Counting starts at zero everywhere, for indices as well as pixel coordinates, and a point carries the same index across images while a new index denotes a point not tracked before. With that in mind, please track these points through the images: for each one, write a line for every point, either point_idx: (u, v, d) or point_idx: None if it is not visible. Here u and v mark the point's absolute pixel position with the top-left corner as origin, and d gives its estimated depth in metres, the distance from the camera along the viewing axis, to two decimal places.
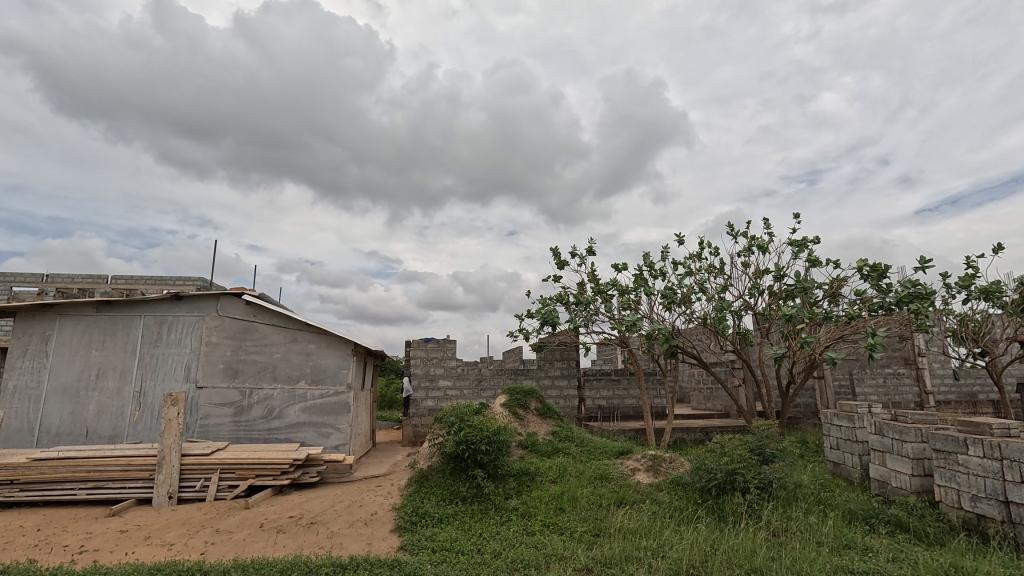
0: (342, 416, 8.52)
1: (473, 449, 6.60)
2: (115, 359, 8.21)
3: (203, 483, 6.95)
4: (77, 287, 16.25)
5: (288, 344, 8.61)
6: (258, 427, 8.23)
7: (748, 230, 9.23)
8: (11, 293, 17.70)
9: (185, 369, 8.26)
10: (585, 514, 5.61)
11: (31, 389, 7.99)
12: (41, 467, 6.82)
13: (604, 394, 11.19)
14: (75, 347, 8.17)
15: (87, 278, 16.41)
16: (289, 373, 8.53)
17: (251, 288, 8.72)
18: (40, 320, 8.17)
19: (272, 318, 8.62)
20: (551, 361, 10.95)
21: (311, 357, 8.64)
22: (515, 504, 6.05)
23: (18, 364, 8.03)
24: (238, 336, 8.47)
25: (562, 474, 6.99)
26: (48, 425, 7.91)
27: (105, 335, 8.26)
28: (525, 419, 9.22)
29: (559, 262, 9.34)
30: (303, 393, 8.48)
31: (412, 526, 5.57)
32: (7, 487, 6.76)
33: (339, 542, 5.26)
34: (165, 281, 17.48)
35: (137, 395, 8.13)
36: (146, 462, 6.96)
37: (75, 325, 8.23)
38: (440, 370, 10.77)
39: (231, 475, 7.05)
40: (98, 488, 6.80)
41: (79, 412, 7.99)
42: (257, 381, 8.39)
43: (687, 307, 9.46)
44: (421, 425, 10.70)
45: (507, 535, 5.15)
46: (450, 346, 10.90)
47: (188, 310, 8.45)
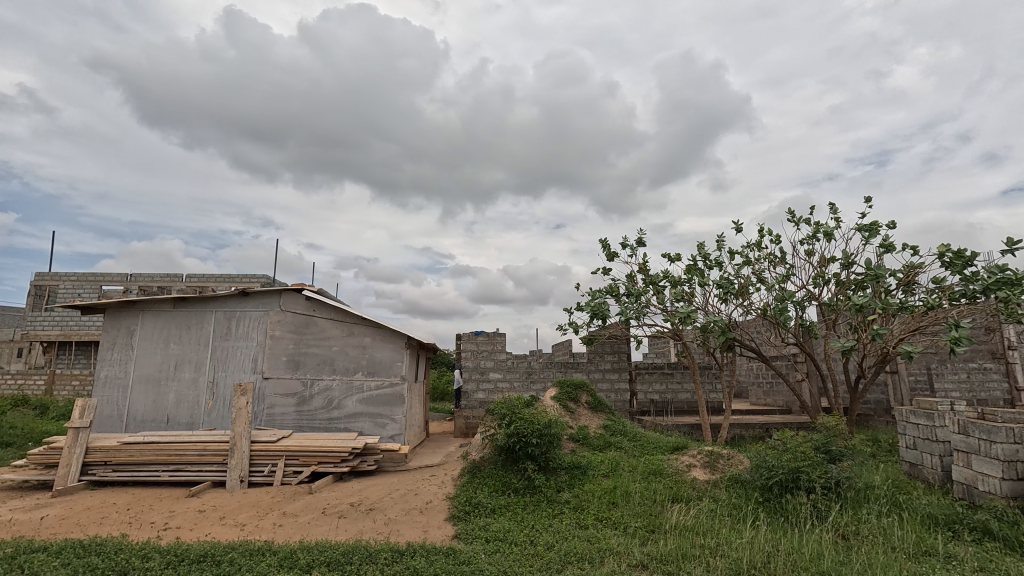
0: (396, 407, 8.79)
1: (524, 442, 6.63)
2: (191, 351, 8.82)
3: (271, 468, 7.38)
4: (157, 286, 17.73)
5: (346, 337, 8.96)
6: (320, 416, 8.63)
7: (812, 216, 8.73)
8: (102, 291, 19.52)
9: (252, 361, 8.76)
10: (639, 510, 5.52)
11: (119, 379, 8.72)
12: (129, 450, 7.44)
13: (656, 388, 10.96)
14: (155, 341, 8.84)
15: (165, 277, 17.88)
16: (347, 365, 8.87)
17: (311, 284, 9.12)
18: (126, 316, 8.89)
19: (330, 313, 8.99)
20: (601, 354, 10.79)
21: (366, 349, 8.95)
22: (567, 497, 6.03)
23: (108, 356, 8.78)
24: (299, 330, 8.90)
25: (614, 469, 6.89)
26: (134, 412, 8.62)
27: (181, 329, 8.88)
28: (575, 413, 9.16)
29: (609, 254, 9.18)
30: (360, 384, 8.80)
31: (466, 516, 5.67)
32: (101, 467, 7.42)
33: (395, 528, 5.44)
34: (232, 278, 18.74)
35: (210, 385, 8.71)
36: (220, 447, 7.45)
37: (155, 320, 8.90)
38: (490, 363, 10.87)
39: (296, 461, 7.44)
40: (178, 471, 7.36)
41: (160, 400, 8.66)
42: (318, 372, 8.79)
43: (745, 298, 9.08)
44: (472, 417, 10.87)
45: (560, 529, 5.14)
46: (500, 339, 10.97)
47: (254, 305, 8.95)
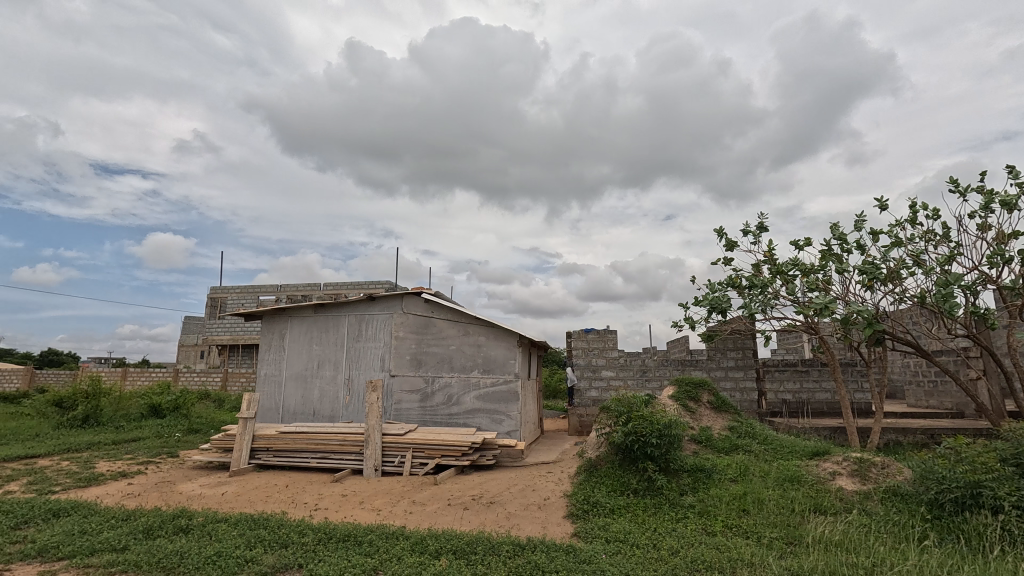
0: (512, 404, 9.03)
1: (642, 441, 6.41)
2: (330, 351, 9.85)
3: (401, 459, 7.98)
4: (301, 295, 20.15)
5: (462, 336, 9.39)
6: (441, 412, 9.15)
7: (984, 183, 7.32)
8: (259, 301, 22.70)
9: (380, 359, 9.54)
10: (774, 519, 5.05)
11: (275, 376, 10.00)
12: (285, 438, 8.51)
13: (789, 387, 9.98)
14: (302, 342, 10.00)
15: (307, 287, 20.27)
16: (464, 363, 9.29)
17: (429, 287, 9.70)
18: (278, 321, 10.18)
19: (447, 314, 9.49)
20: (723, 350, 10.08)
21: (481, 348, 9.30)
22: (691, 501, 5.71)
23: (266, 356, 10.12)
24: (420, 330, 9.51)
25: (743, 473, 6.39)
26: (288, 405, 9.84)
27: (322, 332, 9.96)
28: (696, 413, 8.66)
29: (727, 244, 8.54)
30: (476, 381, 9.17)
31: (584, 514, 5.62)
32: (265, 452, 8.57)
33: (516, 522, 5.57)
34: (361, 285, 20.67)
35: (347, 381, 9.65)
36: (357, 438, 8.22)
37: (301, 324, 10.08)
38: (603, 361, 10.69)
39: (423, 453, 7.96)
40: (324, 458, 8.26)
41: (308, 395, 9.78)
42: (438, 370, 9.32)
43: (897, 285, 7.88)
44: (586, 415, 10.78)
45: (685, 534, 4.88)
46: (612, 336, 10.75)
47: (380, 308, 9.74)
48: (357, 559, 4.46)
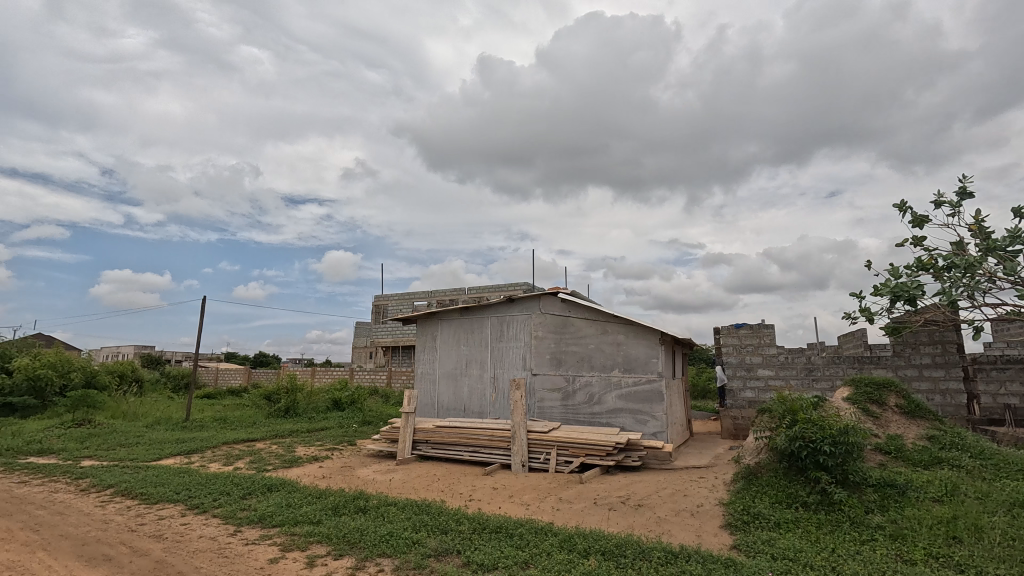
0: (656, 404, 8.67)
1: (812, 448, 5.69)
2: (476, 351, 10.46)
3: (546, 456, 8.16)
4: (449, 300, 21.88)
5: (600, 335, 9.29)
6: (583, 410, 9.14)
7: None
8: (414, 306, 25.15)
9: (522, 359, 9.86)
10: (1001, 552, 4.08)
11: (430, 374, 10.91)
12: (441, 431, 9.25)
13: (1014, 389, 8.04)
14: (451, 343, 10.78)
15: (454, 292, 21.95)
16: (604, 362, 9.18)
17: (565, 287, 9.78)
18: (430, 324, 11.11)
19: (584, 313, 9.47)
20: (914, 345, 8.50)
21: (621, 346, 9.10)
22: (878, 521, 4.90)
23: (421, 356, 11.10)
24: (558, 330, 9.63)
25: (952, 493, 5.30)
26: (442, 401, 10.67)
27: (468, 333, 10.62)
28: (881, 418, 7.42)
29: (914, 220, 7.16)
30: (617, 380, 8.99)
31: (745, 526, 5.16)
32: (424, 444, 9.42)
33: (667, 528, 5.33)
34: (501, 288, 21.71)
35: (492, 380, 10.16)
36: (504, 434, 8.61)
37: (449, 326, 10.87)
38: (758, 358, 9.74)
39: (567, 451, 8.04)
40: (476, 452, 8.80)
41: (458, 392, 10.50)
42: (578, 369, 9.34)
43: None
44: (741, 418, 9.90)
45: (873, 560, 4.20)
46: (768, 332, 9.74)
47: (519, 309, 10.07)
48: (509, 551, 4.66)
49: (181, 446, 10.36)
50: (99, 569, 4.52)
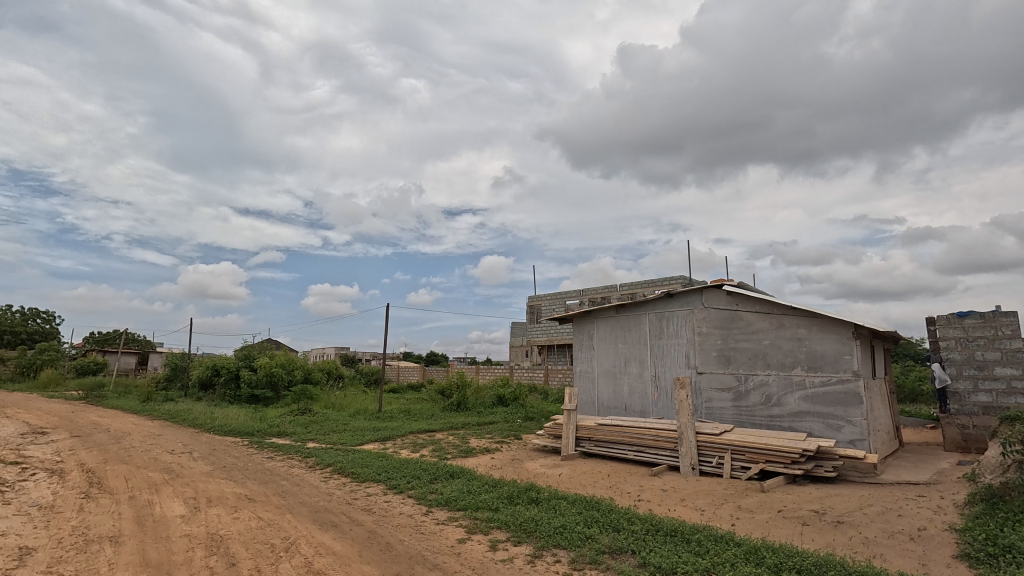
0: (852, 408, 7.55)
1: None
2: (635, 349, 10.23)
3: (719, 460, 7.63)
4: (602, 297, 21.91)
5: (776, 330, 8.42)
6: (760, 413, 8.35)
7: None
8: (567, 305, 25.61)
9: (686, 356, 9.37)
10: None
11: (589, 372, 10.93)
12: (603, 430, 9.25)
13: None
14: (608, 341, 10.68)
15: (606, 289, 21.92)
16: (782, 360, 8.29)
17: (730, 279, 9.08)
18: (586, 322, 11.15)
19: (755, 306, 8.67)
20: None
21: (803, 342, 8.14)
22: None
23: (579, 355, 11.19)
24: (725, 325, 8.96)
25: None
26: (602, 400, 10.62)
27: (625, 331, 10.44)
28: None
29: None
30: (801, 380, 8.04)
31: (991, 559, 4.20)
32: (588, 441, 9.51)
33: (878, 551, 4.60)
34: (656, 283, 20.95)
35: (654, 378, 9.84)
36: (671, 435, 8.27)
37: (606, 324, 10.78)
38: (994, 355, 7.88)
39: (743, 456, 7.42)
40: (641, 452, 8.61)
41: (619, 390, 10.37)
42: (751, 368, 8.58)
43: None
44: (973, 427, 8.09)
45: None
46: (1008, 321, 7.82)
47: (680, 305, 9.59)
48: (687, 557, 4.47)
49: (377, 434, 12.00)
50: (329, 532, 5.48)
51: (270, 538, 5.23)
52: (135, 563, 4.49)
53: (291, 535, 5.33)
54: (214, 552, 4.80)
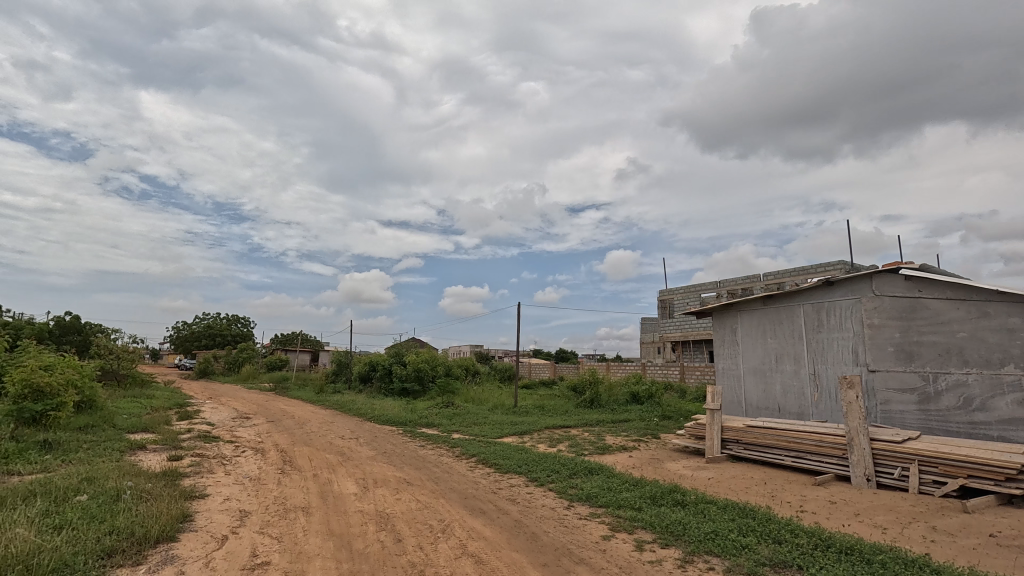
0: None
1: None
2: (788, 344, 9.25)
3: (902, 472, 6.57)
4: (744, 288, 20.25)
5: (976, 320, 7.12)
6: (957, 419, 7.08)
7: None
8: (703, 298, 24.10)
9: (853, 352, 8.23)
10: None
11: (733, 370, 10.10)
12: (754, 432, 8.51)
13: None
14: (755, 336, 9.77)
15: (749, 279, 20.18)
16: (986, 356, 7.00)
17: (909, 262, 7.85)
18: (728, 316, 10.31)
19: (946, 292, 7.40)
20: None
21: (1017, 334, 6.80)
22: None
23: (722, 351, 10.39)
24: (905, 316, 7.71)
25: None
26: (749, 400, 9.75)
27: (775, 324, 9.47)
28: None
29: None
30: (1014, 381, 6.72)
31: None
32: (735, 444, 8.82)
33: None
34: (809, 270, 18.75)
35: (813, 377, 8.81)
36: (837, 441, 7.33)
37: (751, 317, 9.87)
38: None
39: (935, 469, 6.30)
40: (800, 458, 7.76)
41: (769, 390, 9.44)
42: (942, 365, 7.32)
43: None
44: None
45: None
46: None
47: (843, 293, 8.44)
48: None
49: (515, 427, 12.46)
50: (479, 518, 5.83)
51: (428, 520, 5.72)
52: (323, 532, 5.23)
53: (446, 518, 5.77)
54: (383, 528, 5.40)
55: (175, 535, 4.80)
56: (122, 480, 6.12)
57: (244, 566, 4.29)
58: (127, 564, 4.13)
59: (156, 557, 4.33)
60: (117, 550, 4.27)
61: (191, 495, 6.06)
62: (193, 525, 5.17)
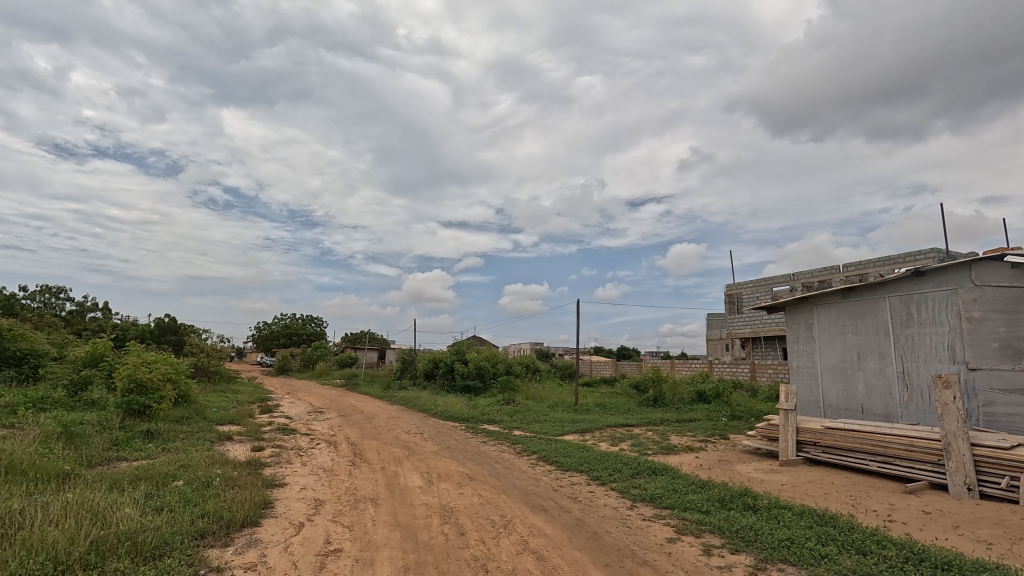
0: None
1: None
2: (871, 341, 8.55)
3: (1011, 482, 5.89)
4: (820, 281, 18.97)
5: None
6: None
7: None
8: (775, 293, 22.81)
9: (948, 349, 7.52)
10: None
11: (809, 368, 9.46)
12: (834, 434, 7.94)
13: None
14: (834, 332, 9.11)
15: (826, 272, 18.89)
16: None
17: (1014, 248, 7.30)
18: (802, 310, 9.67)
19: None
20: None
21: None
22: None
23: (796, 348, 9.76)
24: (1010, 307, 7.20)
25: None
26: (828, 400, 9.10)
27: (857, 319, 8.79)
28: None
29: None
30: None
31: None
32: (813, 446, 8.27)
33: None
34: (896, 261, 17.25)
35: (902, 376, 8.11)
36: (931, 445, 6.69)
37: (829, 311, 9.22)
38: None
39: None
40: (887, 464, 7.16)
41: (851, 390, 8.77)
42: None
43: None
44: None
45: None
46: None
47: (936, 285, 7.74)
48: None
49: (576, 425, 12.36)
50: (540, 515, 5.84)
51: (490, 515, 5.80)
52: (390, 522, 5.44)
53: (508, 514, 5.83)
54: (447, 521, 5.54)
55: (257, 520, 5.17)
56: (211, 468, 6.66)
57: (319, 552, 4.55)
58: (217, 545, 4.50)
59: (242, 540, 4.69)
60: (208, 531, 4.66)
61: (271, 483, 6.51)
62: (273, 511, 5.55)
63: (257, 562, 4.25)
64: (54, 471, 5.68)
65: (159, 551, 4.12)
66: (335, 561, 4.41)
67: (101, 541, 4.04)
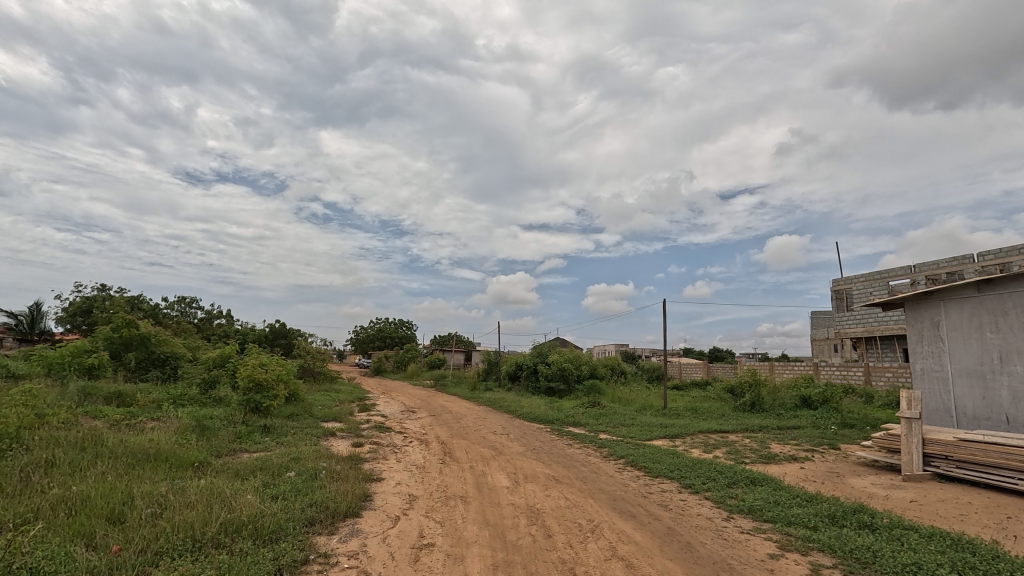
0: None
1: None
2: (1018, 341, 7.39)
3: None
4: (948, 272, 16.75)
5: None
6: None
7: None
8: (891, 287, 20.49)
9: None
10: None
11: (937, 372, 8.33)
12: (970, 448, 6.94)
13: None
14: (968, 330, 7.98)
15: (954, 262, 16.70)
16: None
17: None
18: (926, 307, 8.56)
19: None
20: None
21: None
22: None
23: (919, 349, 8.63)
24: None
25: None
26: (963, 408, 7.97)
27: (997, 315, 7.66)
28: None
29: None
30: None
31: None
32: (944, 461, 7.27)
33: None
34: None
35: None
36: None
37: (960, 308, 8.11)
38: None
39: None
40: None
41: (992, 397, 7.63)
42: None
43: None
44: None
45: None
46: None
47: None
48: None
49: (665, 430, 11.91)
50: (629, 521, 5.70)
51: (577, 519, 5.75)
52: (479, 520, 5.60)
53: (595, 518, 5.76)
54: (533, 522, 5.58)
55: (358, 512, 5.54)
56: (317, 461, 7.27)
57: (413, 545, 4.79)
58: (324, 532, 4.89)
59: (346, 529, 5.07)
60: (317, 519, 5.09)
61: (370, 477, 6.96)
62: (372, 504, 5.92)
63: (358, 551, 4.56)
64: (191, 459, 6.50)
65: (276, 535, 4.56)
66: (428, 555, 4.61)
67: (228, 524, 4.55)
